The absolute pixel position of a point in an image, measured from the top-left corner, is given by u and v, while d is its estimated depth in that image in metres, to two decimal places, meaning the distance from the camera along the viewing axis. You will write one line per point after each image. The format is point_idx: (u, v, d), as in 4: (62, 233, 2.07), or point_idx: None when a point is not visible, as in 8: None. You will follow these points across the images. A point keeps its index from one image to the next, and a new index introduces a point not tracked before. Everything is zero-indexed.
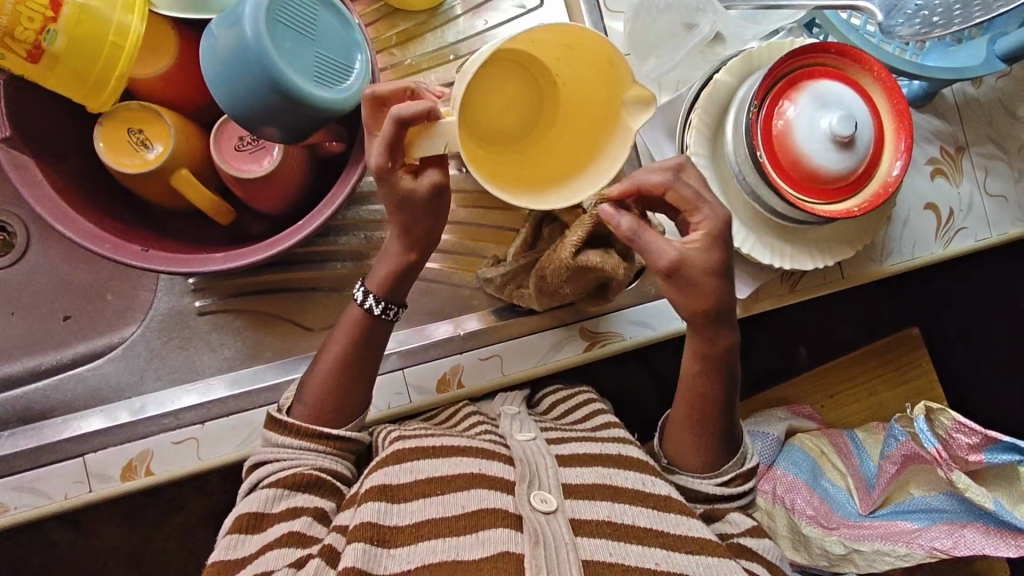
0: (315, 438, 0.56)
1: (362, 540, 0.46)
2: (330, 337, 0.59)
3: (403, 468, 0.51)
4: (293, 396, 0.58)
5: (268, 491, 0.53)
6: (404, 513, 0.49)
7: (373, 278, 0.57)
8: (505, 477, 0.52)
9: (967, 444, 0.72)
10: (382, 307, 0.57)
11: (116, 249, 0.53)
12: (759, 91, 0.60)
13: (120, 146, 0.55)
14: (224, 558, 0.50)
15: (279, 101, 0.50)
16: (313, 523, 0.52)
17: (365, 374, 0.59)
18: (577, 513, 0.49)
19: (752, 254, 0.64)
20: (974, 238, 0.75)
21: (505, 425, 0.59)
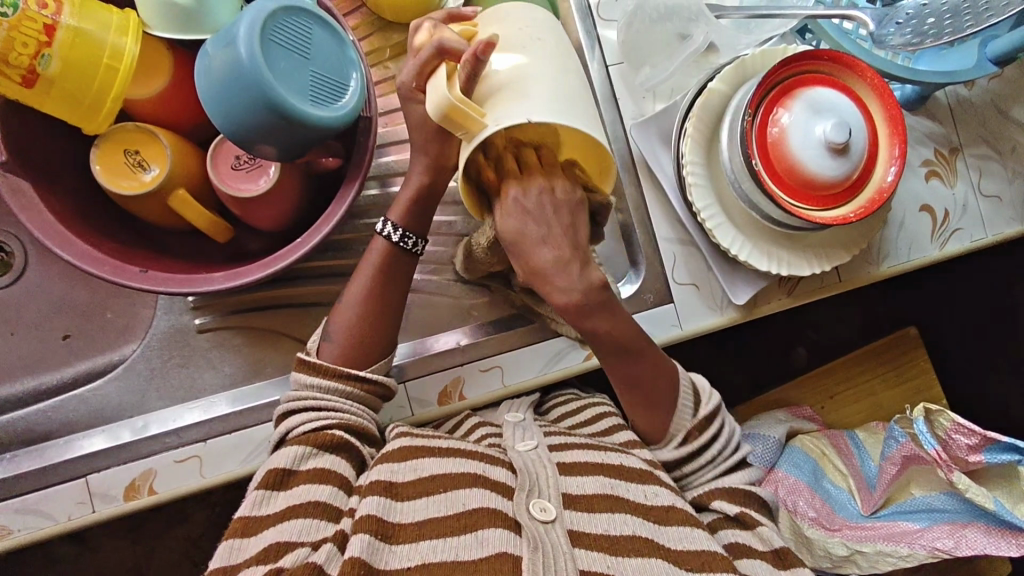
0: (341, 378, 0.57)
1: (367, 532, 0.46)
2: (357, 268, 0.61)
3: (407, 466, 0.52)
4: (320, 336, 0.59)
5: (296, 447, 0.53)
6: (407, 512, 0.49)
7: (396, 208, 0.59)
8: (505, 482, 0.53)
9: (966, 446, 0.73)
10: (400, 235, 0.59)
11: (114, 271, 0.53)
12: (753, 100, 0.60)
13: (116, 168, 0.55)
14: (249, 514, 0.50)
15: (275, 119, 0.50)
16: (337, 493, 0.52)
17: (393, 303, 0.60)
18: (575, 523, 0.49)
19: (749, 262, 0.65)
20: (970, 239, 0.76)
21: (509, 433, 0.58)
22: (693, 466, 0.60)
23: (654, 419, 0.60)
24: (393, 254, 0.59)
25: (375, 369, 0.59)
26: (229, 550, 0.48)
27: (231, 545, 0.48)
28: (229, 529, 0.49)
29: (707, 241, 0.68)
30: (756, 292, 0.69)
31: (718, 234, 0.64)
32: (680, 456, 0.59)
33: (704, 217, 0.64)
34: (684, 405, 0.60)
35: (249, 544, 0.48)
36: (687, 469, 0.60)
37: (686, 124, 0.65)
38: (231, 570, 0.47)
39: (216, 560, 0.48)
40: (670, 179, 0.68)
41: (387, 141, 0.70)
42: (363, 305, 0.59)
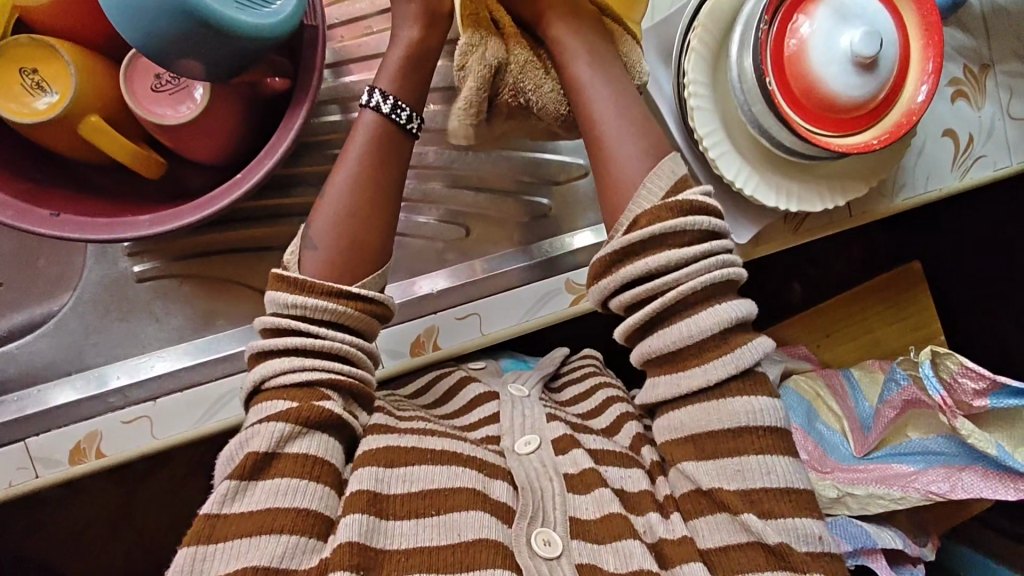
0: (330, 297, 0.49)
1: (348, 570, 0.41)
2: (341, 153, 0.53)
3: (394, 472, 0.46)
4: (300, 245, 0.51)
5: (280, 424, 0.45)
6: (393, 535, 0.44)
7: (383, 76, 0.53)
8: (506, 502, 0.48)
9: (972, 389, 0.70)
10: (390, 105, 0.53)
11: (20, 215, 0.46)
12: (769, 4, 0.51)
13: (11, 91, 0.47)
14: (219, 511, 0.43)
15: (193, 27, 0.41)
16: (329, 498, 0.45)
17: (391, 189, 0.53)
18: (584, 555, 0.46)
19: (755, 198, 0.58)
20: (994, 167, 0.69)
21: (507, 421, 0.53)
22: (637, 294, 0.48)
23: (618, 171, 0.51)
24: (387, 127, 0.53)
25: (369, 282, 0.51)
26: (193, 560, 0.41)
27: (195, 553, 0.42)
28: (189, 531, 0.43)
29: (709, 173, 0.61)
30: (759, 231, 0.62)
31: (722, 165, 0.57)
32: (623, 249, 0.48)
33: (706, 146, 0.56)
34: (651, 188, 0.50)
35: (215, 555, 0.42)
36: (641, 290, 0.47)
37: (689, 35, 0.56)
38: None
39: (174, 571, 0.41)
40: (669, 102, 0.60)
41: (345, 59, 0.61)
42: (356, 189, 0.52)
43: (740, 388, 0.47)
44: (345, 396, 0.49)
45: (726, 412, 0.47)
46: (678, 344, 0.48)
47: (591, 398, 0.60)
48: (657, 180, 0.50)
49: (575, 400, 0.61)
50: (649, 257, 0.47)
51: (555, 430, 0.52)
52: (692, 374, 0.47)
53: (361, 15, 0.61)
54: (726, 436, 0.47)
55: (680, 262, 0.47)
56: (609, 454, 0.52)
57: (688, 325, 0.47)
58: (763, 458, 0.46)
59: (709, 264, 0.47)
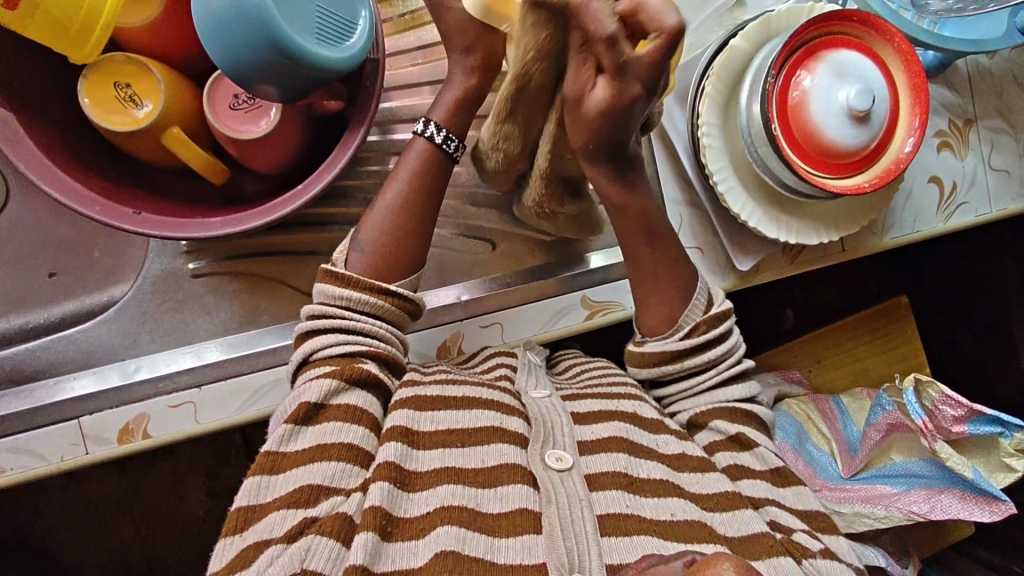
0: (372, 292, 0.54)
1: (386, 480, 0.46)
2: (391, 174, 0.59)
3: (423, 415, 0.51)
4: (348, 247, 0.57)
5: (328, 380, 0.51)
6: (423, 460, 0.49)
7: (438, 109, 0.58)
8: (522, 432, 0.53)
9: (952, 416, 0.76)
10: (444, 136, 0.58)
11: (105, 212, 0.51)
12: (777, 60, 0.58)
13: (107, 102, 0.52)
14: (277, 449, 0.48)
15: (279, 58, 0.46)
16: (367, 436, 0.50)
17: (430, 208, 0.59)
18: (590, 468, 0.50)
19: (758, 229, 0.64)
20: (975, 213, 0.75)
21: (524, 376, 0.58)
22: (680, 345, 0.58)
23: (660, 306, 0.60)
24: (434, 153, 0.58)
25: (405, 283, 0.57)
26: (256, 488, 0.47)
27: (258, 482, 0.47)
28: (253, 466, 0.48)
29: (715, 204, 0.67)
30: (760, 259, 0.68)
31: (729, 199, 0.63)
32: (682, 348, 0.58)
33: (716, 180, 0.63)
34: (697, 300, 0.60)
35: (274, 484, 0.47)
36: (684, 365, 0.58)
37: (704, 83, 0.63)
38: (260, 507, 0.46)
39: (240, 498, 0.47)
40: (683, 140, 0.66)
41: (389, 86, 0.67)
42: (402, 201, 0.58)
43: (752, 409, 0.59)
44: (380, 363, 0.54)
45: (724, 412, 0.58)
46: (697, 382, 0.59)
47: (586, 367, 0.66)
48: (698, 299, 0.60)
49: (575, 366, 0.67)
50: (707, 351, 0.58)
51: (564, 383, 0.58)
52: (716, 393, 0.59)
53: (408, 48, 0.67)
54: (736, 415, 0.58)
55: (710, 354, 0.58)
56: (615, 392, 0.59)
57: (713, 374, 0.59)
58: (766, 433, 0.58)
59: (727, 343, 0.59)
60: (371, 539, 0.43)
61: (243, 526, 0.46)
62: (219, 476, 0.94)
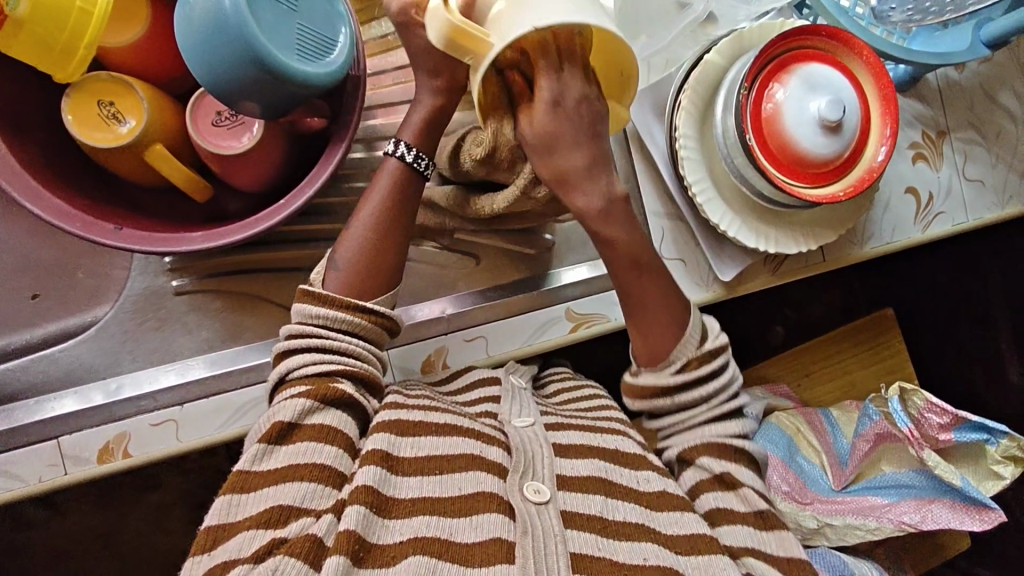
0: (350, 311, 0.54)
1: (362, 504, 0.46)
2: (365, 195, 0.58)
3: (405, 440, 0.51)
4: (325, 267, 0.57)
5: (302, 400, 0.50)
6: (401, 487, 0.49)
7: (408, 128, 0.58)
8: (501, 462, 0.52)
9: (937, 424, 0.76)
10: (414, 155, 0.57)
11: (87, 227, 0.51)
12: (749, 73, 0.59)
13: (90, 120, 0.53)
14: (248, 468, 0.48)
15: (260, 74, 0.47)
16: (342, 456, 0.50)
17: (405, 226, 0.58)
18: (567, 504, 0.50)
19: (737, 238, 0.64)
20: (952, 223, 0.77)
21: (506, 405, 0.58)
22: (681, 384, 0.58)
23: (650, 340, 0.59)
24: (408, 174, 0.58)
25: (382, 301, 0.57)
26: (228, 506, 0.47)
27: (229, 500, 0.47)
28: (227, 483, 0.48)
29: (696, 216, 0.68)
30: (742, 269, 0.69)
31: (708, 210, 0.64)
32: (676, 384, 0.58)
33: (694, 192, 0.64)
34: (691, 336, 0.58)
35: (244, 503, 0.47)
36: (674, 400, 0.58)
37: (680, 97, 0.64)
38: (232, 526, 0.46)
39: (211, 517, 0.46)
40: (662, 153, 0.67)
41: (372, 105, 0.68)
42: (376, 223, 0.57)
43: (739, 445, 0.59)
44: (357, 383, 0.54)
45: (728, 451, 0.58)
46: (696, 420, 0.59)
47: (575, 394, 0.66)
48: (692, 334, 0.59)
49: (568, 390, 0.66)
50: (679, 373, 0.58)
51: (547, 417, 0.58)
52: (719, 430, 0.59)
53: (391, 68, 0.69)
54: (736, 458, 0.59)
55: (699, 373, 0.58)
56: (598, 429, 0.58)
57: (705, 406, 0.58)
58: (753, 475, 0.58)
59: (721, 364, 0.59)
60: (343, 563, 0.43)
61: (213, 545, 0.45)
62: (200, 505, 0.93)
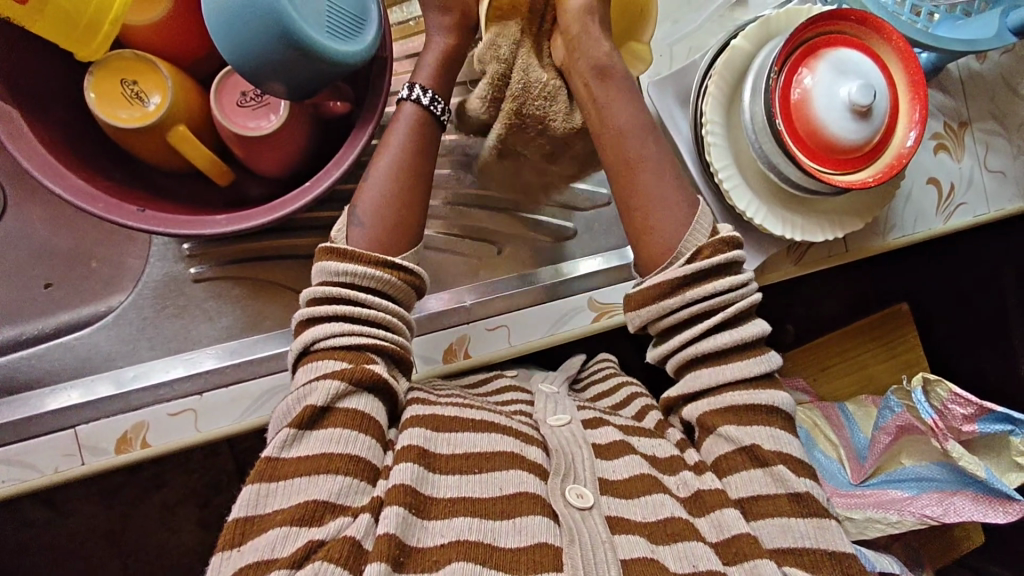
0: (378, 268, 0.53)
1: (401, 505, 0.45)
2: (382, 143, 0.58)
3: (440, 436, 0.51)
4: (348, 223, 0.56)
5: (335, 382, 0.49)
6: (441, 486, 0.48)
7: (422, 73, 0.59)
8: (540, 462, 0.51)
9: (962, 415, 0.75)
10: (431, 98, 0.58)
11: (110, 209, 0.50)
12: (778, 57, 0.59)
13: (113, 100, 0.52)
14: (278, 455, 0.47)
15: (289, 50, 0.46)
16: (374, 447, 0.49)
17: (424, 185, 0.58)
18: (611, 509, 0.50)
19: (764, 226, 0.64)
20: (974, 214, 0.76)
21: (541, 404, 0.58)
22: (691, 313, 0.53)
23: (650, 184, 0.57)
24: (424, 118, 0.58)
25: (409, 258, 0.56)
26: (257, 496, 0.46)
27: (259, 491, 0.46)
28: (255, 472, 0.47)
29: (720, 204, 0.67)
30: (766, 259, 0.68)
31: (734, 197, 0.63)
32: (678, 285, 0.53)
33: (721, 178, 0.63)
34: (699, 224, 0.56)
35: (275, 493, 0.46)
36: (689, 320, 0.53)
37: (707, 83, 0.63)
38: (263, 518, 0.45)
39: (241, 507, 0.46)
40: (686, 139, 0.67)
41: (393, 91, 0.67)
42: (396, 173, 0.57)
43: (766, 385, 0.53)
44: (387, 360, 0.53)
45: (749, 414, 0.52)
46: (717, 350, 0.53)
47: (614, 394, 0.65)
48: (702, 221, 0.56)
49: (603, 393, 0.66)
50: (718, 281, 0.53)
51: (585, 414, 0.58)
52: (733, 369, 0.53)
53: (413, 53, 0.68)
54: (759, 413, 0.52)
55: (735, 286, 0.53)
56: (633, 430, 0.57)
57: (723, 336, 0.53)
58: (786, 431, 0.52)
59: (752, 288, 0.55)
60: (385, 570, 0.42)
61: (242, 540, 0.45)
62: (211, 501, 0.91)
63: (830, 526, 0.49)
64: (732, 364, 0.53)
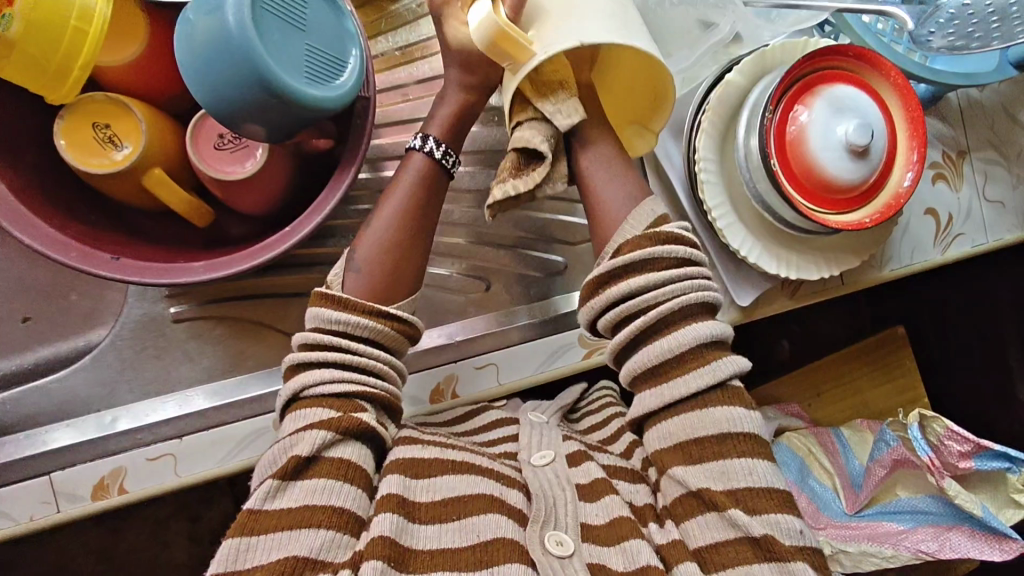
0: (373, 317, 0.52)
1: (381, 559, 0.43)
2: (388, 188, 0.57)
3: (420, 483, 0.49)
4: (344, 269, 0.54)
5: (322, 432, 0.48)
6: (421, 537, 0.47)
7: (433, 123, 0.57)
8: (520, 507, 0.50)
9: (959, 452, 0.74)
10: (442, 151, 0.57)
11: (82, 258, 0.48)
12: (774, 95, 0.57)
13: (85, 144, 0.50)
14: (259, 507, 0.46)
15: (266, 98, 0.45)
16: (360, 498, 0.48)
17: (427, 231, 0.57)
18: (593, 556, 0.48)
19: (757, 265, 0.62)
20: (972, 244, 0.75)
21: (527, 438, 0.56)
22: (622, 312, 0.52)
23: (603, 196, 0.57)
24: (433, 169, 0.56)
25: (402, 306, 0.55)
26: (235, 552, 0.44)
27: (237, 545, 0.44)
28: (233, 525, 0.45)
29: (713, 240, 0.65)
30: (759, 295, 0.67)
31: (728, 235, 0.62)
32: (612, 270, 0.52)
33: (715, 216, 0.61)
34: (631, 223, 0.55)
35: (255, 547, 0.44)
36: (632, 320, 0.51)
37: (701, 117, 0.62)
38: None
39: (217, 565, 0.44)
40: (679, 172, 0.65)
41: (380, 123, 0.65)
42: (399, 221, 0.55)
43: (717, 399, 0.50)
44: (376, 408, 0.52)
45: (705, 435, 0.50)
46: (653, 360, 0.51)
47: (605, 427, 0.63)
48: (637, 220, 0.55)
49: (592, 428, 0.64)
50: (636, 277, 0.52)
51: (570, 448, 0.55)
52: (681, 381, 0.50)
53: (401, 84, 0.66)
54: (714, 440, 0.49)
55: (658, 285, 0.51)
56: (619, 472, 0.55)
57: (672, 339, 0.51)
58: (747, 461, 0.48)
59: (687, 286, 0.52)
60: None
61: None
62: (196, 529, 0.90)
63: (796, 571, 0.45)
64: (677, 380, 0.51)
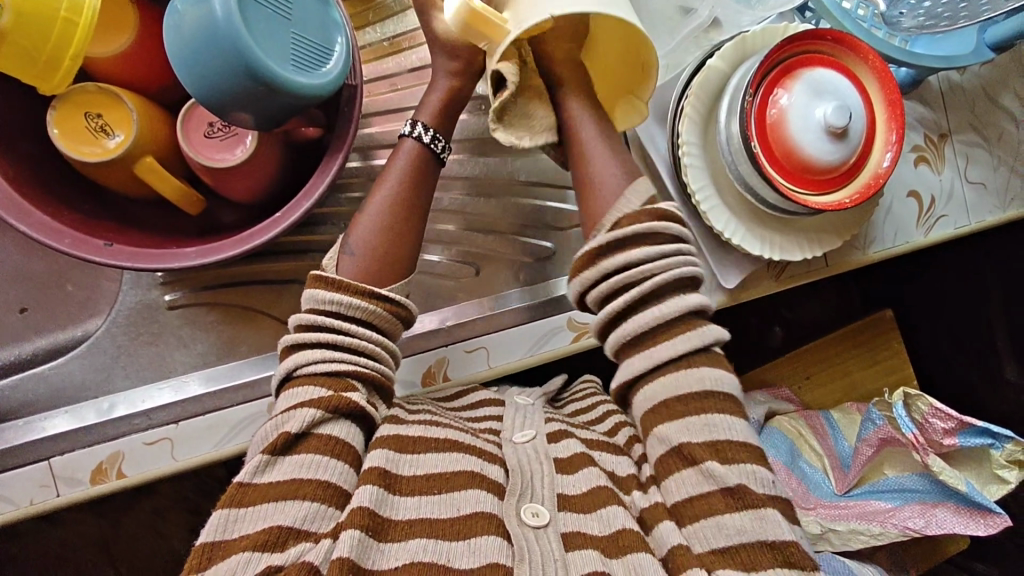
0: (364, 298, 0.53)
1: (357, 528, 0.45)
2: (381, 176, 0.58)
3: (404, 458, 0.50)
4: (339, 252, 0.55)
5: (312, 410, 0.49)
6: (400, 507, 0.48)
7: (424, 111, 0.59)
8: (499, 481, 0.51)
9: (942, 429, 0.75)
10: (431, 136, 0.58)
11: (75, 244, 0.50)
12: (754, 79, 0.58)
13: (78, 133, 0.51)
14: (249, 480, 0.47)
15: (253, 86, 0.46)
16: (348, 474, 0.49)
17: (420, 213, 0.58)
18: (568, 526, 0.50)
19: (741, 246, 0.64)
20: (954, 225, 0.76)
21: (509, 420, 0.58)
22: (614, 285, 0.51)
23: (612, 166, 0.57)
24: (425, 155, 0.58)
25: (397, 288, 0.56)
26: (224, 522, 0.45)
27: (227, 516, 0.45)
28: (223, 497, 0.47)
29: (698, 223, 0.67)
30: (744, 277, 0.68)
31: (712, 217, 0.63)
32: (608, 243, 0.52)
33: (698, 199, 0.63)
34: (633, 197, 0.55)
35: (242, 518, 0.45)
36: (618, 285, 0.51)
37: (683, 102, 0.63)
38: (229, 544, 0.44)
39: (206, 534, 0.45)
40: (662, 156, 0.66)
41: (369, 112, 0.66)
42: (393, 203, 0.57)
43: (701, 360, 0.51)
44: (368, 388, 0.53)
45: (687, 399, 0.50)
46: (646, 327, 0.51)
47: (593, 410, 0.65)
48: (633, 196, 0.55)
49: (579, 411, 0.65)
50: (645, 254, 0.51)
51: (550, 426, 0.57)
52: (668, 344, 0.51)
53: (389, 73, 0.67)
54: (696, 397, 0.50)
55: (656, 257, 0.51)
56: (598, 443, 0.57)
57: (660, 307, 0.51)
58: (726, 415, 0.49)
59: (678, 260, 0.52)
60: None
61: (205, 564, 0.44)
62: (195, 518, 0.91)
63: (771, 517, 0.46)
64: (660, 344, 0.51)
